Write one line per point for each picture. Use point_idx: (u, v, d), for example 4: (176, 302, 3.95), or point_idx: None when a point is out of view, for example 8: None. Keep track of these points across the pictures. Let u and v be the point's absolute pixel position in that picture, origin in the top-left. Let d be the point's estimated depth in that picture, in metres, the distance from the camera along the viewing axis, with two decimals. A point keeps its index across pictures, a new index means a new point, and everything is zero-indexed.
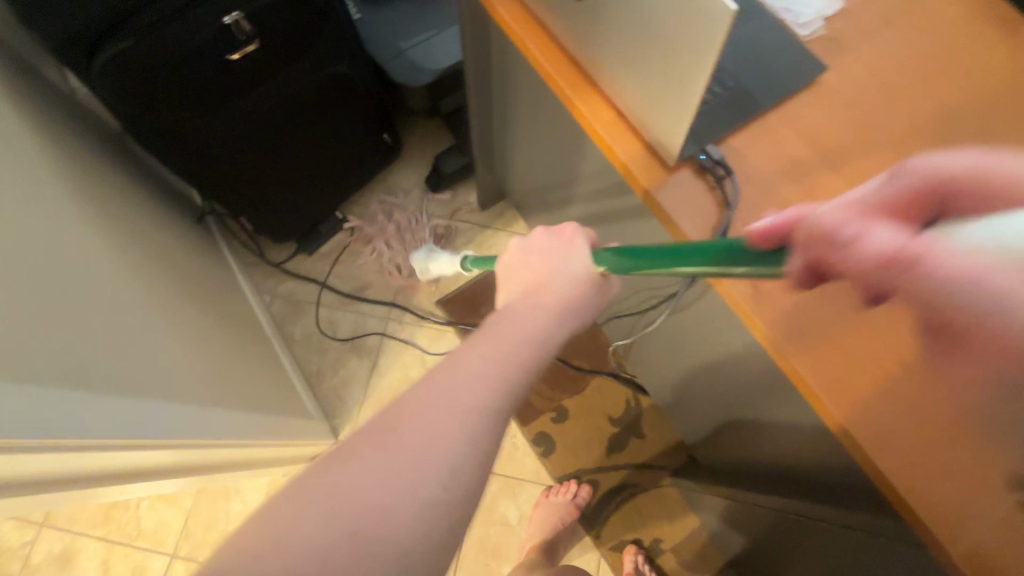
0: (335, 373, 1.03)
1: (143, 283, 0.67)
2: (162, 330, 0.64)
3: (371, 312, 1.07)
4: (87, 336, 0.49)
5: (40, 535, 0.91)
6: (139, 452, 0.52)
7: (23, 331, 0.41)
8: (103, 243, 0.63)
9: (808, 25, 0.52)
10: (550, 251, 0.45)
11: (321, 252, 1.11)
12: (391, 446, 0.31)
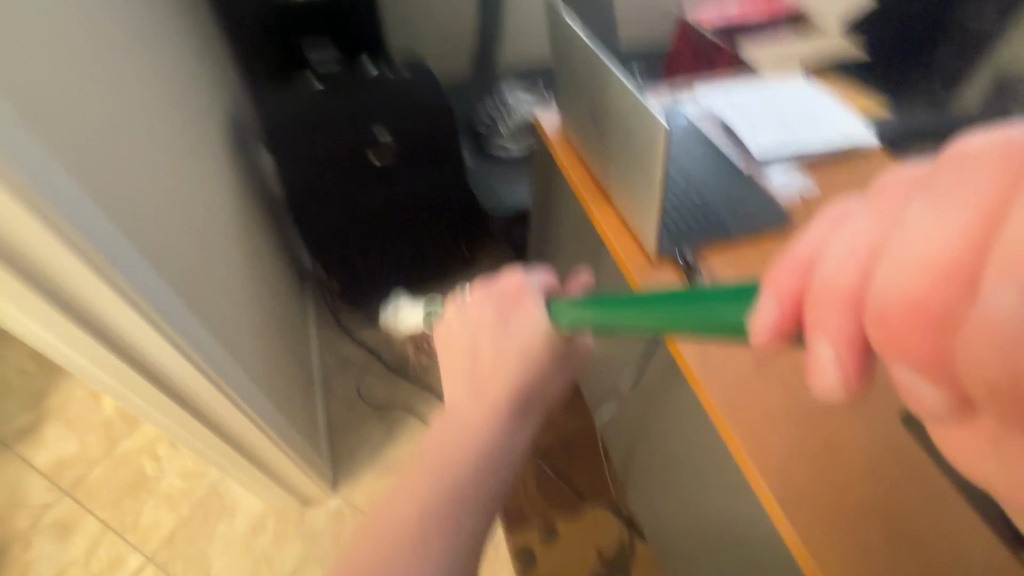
0: (356, 431, 1.11)
1: (249, 287, 0.87)
2: (247, 320, 0.81)
3: (406, 387, 1.18)
4: (205, 287, 0.67)
5: (58, 503, 1.00)
6: (193, 389, 0.65)
7: (175, 256, 0.59)
8: (238, 251, 0.86)
9: (785, 193, 0.67)
10: (491, 322, 0.48)
11: (383, 329, 1.29)
12: (395, 514, 0.42)
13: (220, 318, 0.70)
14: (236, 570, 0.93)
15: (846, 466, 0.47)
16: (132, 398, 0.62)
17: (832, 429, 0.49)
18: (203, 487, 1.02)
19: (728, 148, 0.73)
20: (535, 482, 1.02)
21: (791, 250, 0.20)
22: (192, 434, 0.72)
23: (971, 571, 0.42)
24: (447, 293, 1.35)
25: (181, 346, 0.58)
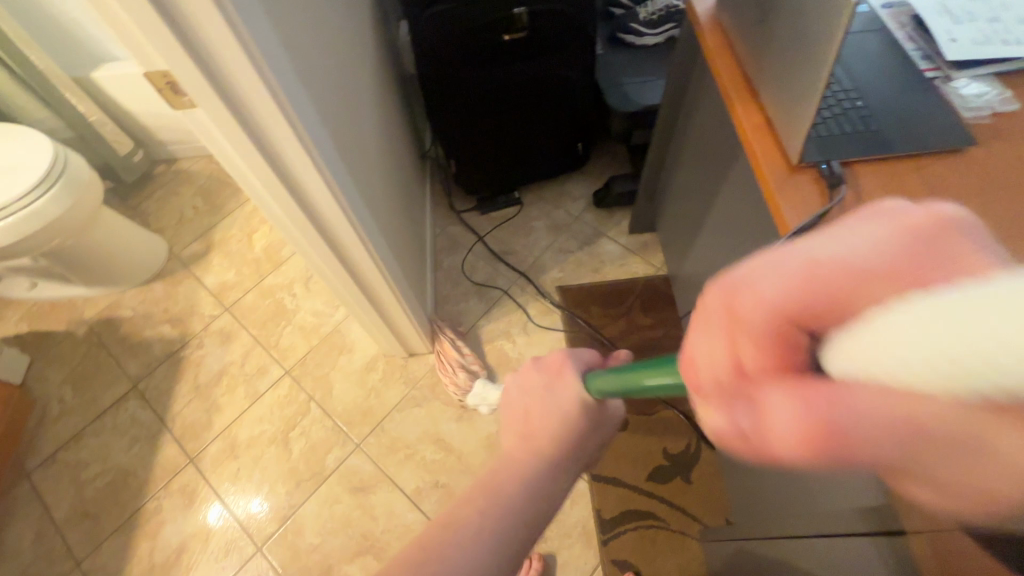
0: (455, 304, 1.21)
1: (379, 151, 0.94)
2: (375, 181, 0.88)
3: (504, 272, 1.25)
4: (347, 141, 0.73)
5: (221, 316, 1.23)
6: (334, 229, 0.75)
7: (326, 107, 0.65)
8: (373, 115, 0.91)
9: (975, 111, 0.58)
10: (542, 385, 0.59)
11: (490, 216, 1.34)
12: (450, 546, 0.48)
13: (357, 173, 0.77)
14: (350, 396, 1.10)
15: None
16: (287, 228, 0.73)
17: None
18: (329, 326, 1.19)
19: (916, 53, 0.62)
20: None
21: (721, 279, 0.22)
22: (327, 269, 0.85)
23: None
24: (554, 190, 1.35)
25: (330, 188, 0.66)
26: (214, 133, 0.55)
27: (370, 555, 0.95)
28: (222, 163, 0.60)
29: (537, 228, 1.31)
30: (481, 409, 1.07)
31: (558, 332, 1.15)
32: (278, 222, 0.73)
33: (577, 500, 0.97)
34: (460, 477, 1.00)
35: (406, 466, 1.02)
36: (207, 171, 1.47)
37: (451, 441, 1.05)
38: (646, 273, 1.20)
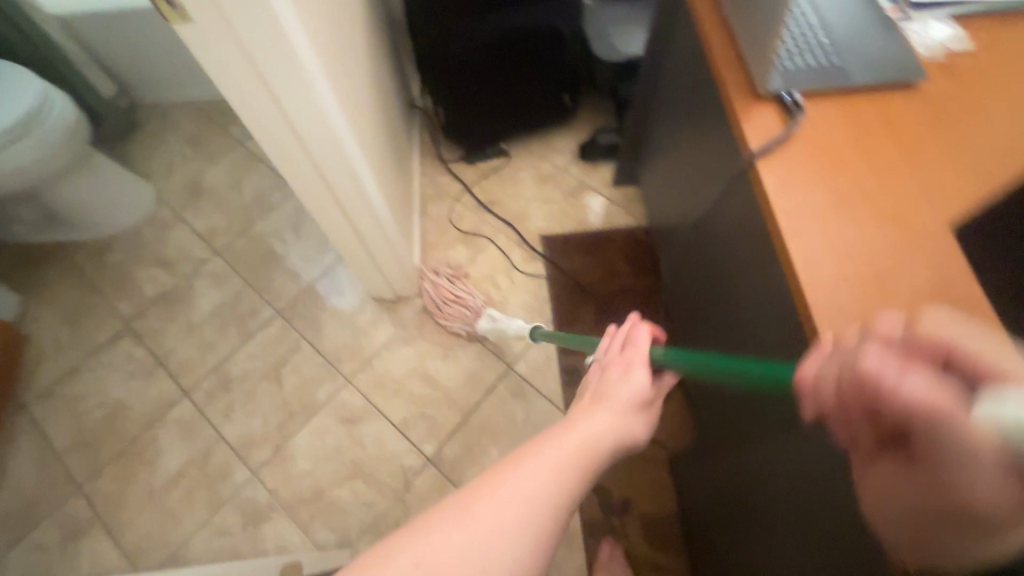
0: (442, 250, 1.24)
1: (367, 79, 0.99)
2: (363, 100, 0.94)
3: (490, 220, 1.28)
4: (335, 70, 0.79)
5: (211, 260, 1.25)
6: (324, 159, 0.83)
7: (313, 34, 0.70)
8: (357, 37, 0.96)
9: (910, 71, 0.59)
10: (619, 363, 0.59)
11: (477, 166, 1.36)
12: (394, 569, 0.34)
13: (345, 94, 0.83)
14: (340, 335, 1.15)
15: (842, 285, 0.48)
16: (287, 153, 0.81)
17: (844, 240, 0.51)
18: (317, 271, 1.23)
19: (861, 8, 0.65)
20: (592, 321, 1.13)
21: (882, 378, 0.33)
22: (328, 195, 0.92)
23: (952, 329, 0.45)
24: (541, 142, 1.38)
25: (321, 106, 0.74)
26: (210, 48, 0.64)
27: (360, 479, 1.01)
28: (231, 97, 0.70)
29: (521, 179, 1.33)
30: (465, 349, 1.12)
31: (541, 278, 1.20)
32: (273, 148, 0.80)
33: None
34: (445, 409, 1.06)
35: (395, 399, 1.08)
36: (194, 118, 1.48)
37: (438, 377, 1.10)
38: (628, 227, 1.25)
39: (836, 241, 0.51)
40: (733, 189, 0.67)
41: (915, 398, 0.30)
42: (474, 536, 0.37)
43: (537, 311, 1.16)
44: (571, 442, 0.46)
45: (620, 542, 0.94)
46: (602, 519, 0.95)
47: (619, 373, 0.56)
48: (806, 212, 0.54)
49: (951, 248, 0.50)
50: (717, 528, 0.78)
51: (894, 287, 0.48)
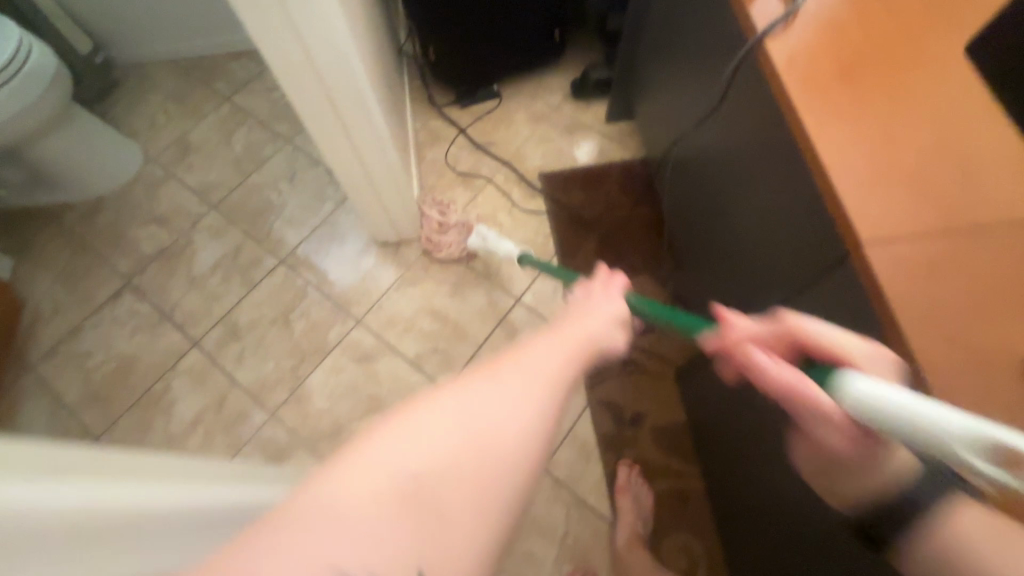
0: (441, 192, 1.25)
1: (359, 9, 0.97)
2: (357, 28, 0.93)
3: (487, 161, 1.28)
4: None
5: (207, 214, 1.24)
6: (326, 71, 0.85)
7: None
8: None
9: None
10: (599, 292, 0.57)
11: (470, 110, 1.36)
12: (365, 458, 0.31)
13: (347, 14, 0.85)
14: (346, 279, 1.15)
15: (850, 146, 0.52)
16: (290, 65, 0.82)
17: (849, 108, 0.54)
18: (318, 219, 1.22)
19: None
20: (595, 251, 1.16)
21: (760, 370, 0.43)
22: (334, 122, 0.94)
23: (950, 178, 0.49)
24: (533, 82, 1.38)
25: (328, 18, 0.77)
26: None
27: (379, 413, 1.03)
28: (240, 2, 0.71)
29: (516, 120, 1.33)
30: (472, 285, 1.13)
31: (542, 214, 1.21)
32: (274, 57, 0.81)
33: None
34: (457, 342, 1.08)
35: (407, 336, 1.09)
36: (175, 75, 1.44)
37: (447, 313, 1.11)
38: (624, 160, 1.26)
39: (842, 108, 0.54)
40: (734, 85, 0.69)
41: (787, 382, 0.41)
42: (470, 421, 0.34)
43: (540, 245, 1.17)
44: (562, 341, 0.43)
45: (635, 452, 0.98)
46: (616, 434, 0.99)
47: (603, 298, 0.55)
48: (814, 84, 0.56)
49: (950, 106, 0.53)
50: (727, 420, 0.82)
51: (897, 145, 0.52)
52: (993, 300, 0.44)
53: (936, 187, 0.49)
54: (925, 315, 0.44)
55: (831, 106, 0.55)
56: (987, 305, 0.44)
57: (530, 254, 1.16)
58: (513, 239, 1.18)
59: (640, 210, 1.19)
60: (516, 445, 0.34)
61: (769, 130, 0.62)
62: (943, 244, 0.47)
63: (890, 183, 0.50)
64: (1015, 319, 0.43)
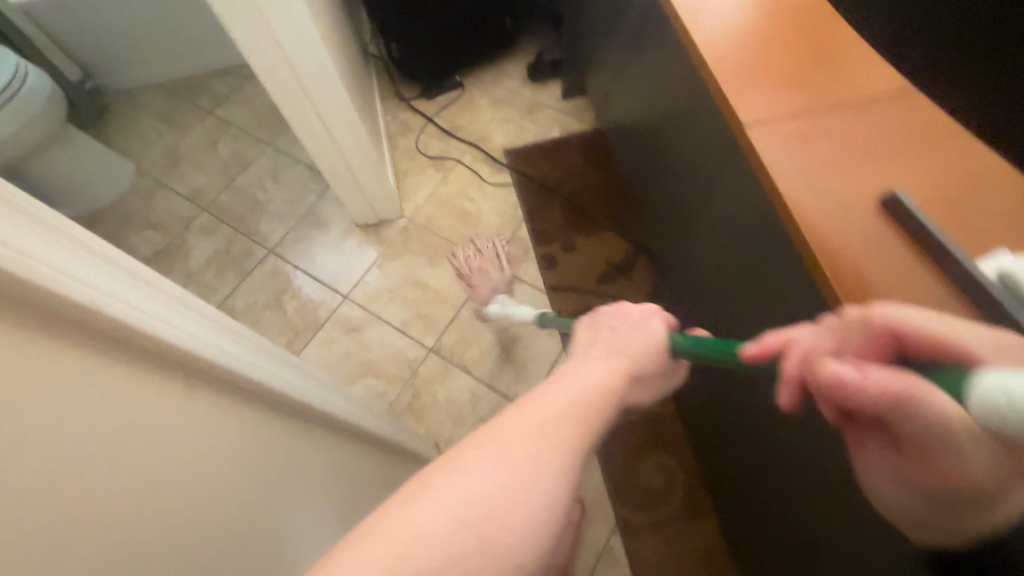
0: (415, 175, 1.33)
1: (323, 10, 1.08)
2: (322, 25, 1.04)
3: (455, 144, 1.37)
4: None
5: (199, 215, 1.33)
6: (297, 58, 0.93)
7: None
8: None
9: None
10: (629, 318, 0.48)
11: (436, 101, 1.46)
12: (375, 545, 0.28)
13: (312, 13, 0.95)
14: (332, 261, 1.24)
15: (739, 58, 0.63)
16: (263, 50, 0.90)
17: (738, 30, 0.65)
18: (302, 210, 1.31)
19: None
20: (560, 213, 1.24)
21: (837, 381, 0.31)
22: (311, 114, 1.03)
23: (821, 71, 0.59)
24: (492, 71, 1.49)
25: (297, 12, 0.86)
26: None
27: (371, 376, 1.10)
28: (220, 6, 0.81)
29: (479, 105, 1.44)
30: (449, 255, 1.22)
31: (509, 185, 1.30)
32: (247, 44, 0.89)
33: (541, 309, 1.15)
34: (439, 306, 1.16)
35: (392, 305, 1.17)
36: (160, 95, 1.54)
37: (428, 282, 1.19)
38: (581, 131, 1.36)
39: (731, 31, 0.65)
40: (654, 36, 0.81)
41: (885, 393, 0.29)
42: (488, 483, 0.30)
43: (509, 213, 1.26)
44: (578, 391, 0.37)
45: None
46: None
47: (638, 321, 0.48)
48: (708, 18, 0.67)
49: (817, 21, 0.64)
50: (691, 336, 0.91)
51: (778, 53, 0.62)
52: (862, 156, 0.53)
53: (811, 78, 0.59)
54: (796, 172, 0.53)
55: (722, 30, 0.65)
56: (846, 156, 0.53)
57: (501, 222, 1.25)
58: (485, 209, 1.27)
59: (599, 173, 1.29)
60: (536, 534, 0.30)
61: (682, 66, 0.73)
62: (818, 119, 0.56)
63: (772, 81, 0.60)
64: (880, 168, 0.51)
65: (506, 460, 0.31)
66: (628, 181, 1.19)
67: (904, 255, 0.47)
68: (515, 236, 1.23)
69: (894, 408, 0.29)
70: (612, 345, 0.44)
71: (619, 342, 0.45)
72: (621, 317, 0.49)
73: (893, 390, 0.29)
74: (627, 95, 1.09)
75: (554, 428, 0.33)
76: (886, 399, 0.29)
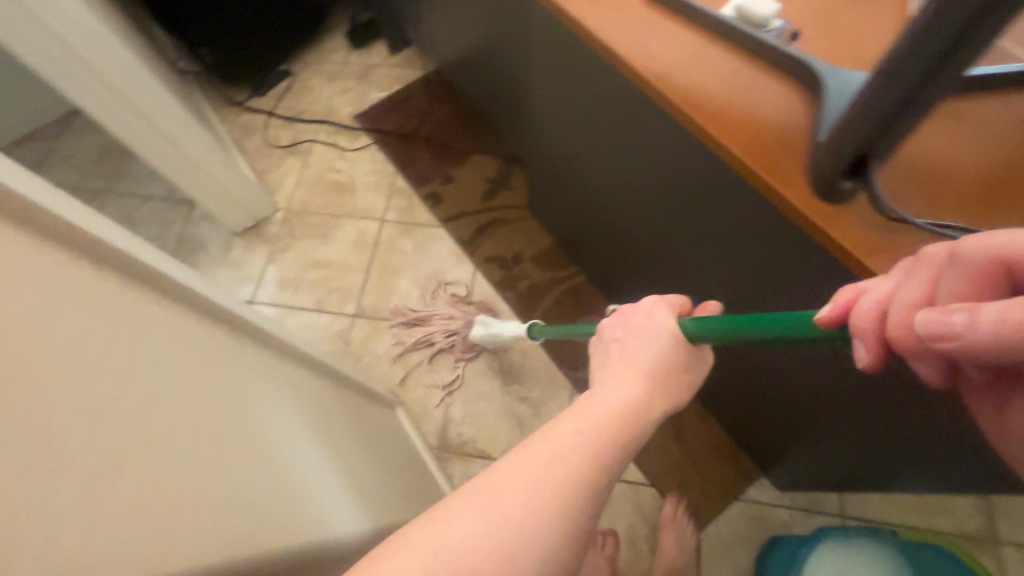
0: (276, 169, 1.32)
1: (118, 27, 1.03)
2: (126, 42, 0.99)
3: (304, 127, 1.37)
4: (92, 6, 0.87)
5: None
6: (117, 78, 0.89)
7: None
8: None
9: None
10: (634, 325, 0.49)
11: (269, 95, 1.44)
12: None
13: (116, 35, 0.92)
14: (223, 274, 1.20)
15: None
16: (70, 73, 0.83)
17: None
18: (171, 239, 1.25)
19: None
20: (427, 153, 1.29)
21: (950, 324, 0.24)
22: (153, 136, 0.99)
23: None
24: (315, 51, 1.48)
25: (110, 41, 0.85)
26: None
27: None
28: (18, 45, 0.76)
29: (314, 85, 1.43)
30: (339, 227, 1.23)
31: (371, 147, 1.32)
32: (48, 71, 0.81)
33: (442, 240, 1.19)
34: (346, 276, 1.17)
35: (301, 292, 1.17)
36: None
37: (327, 260, 1.20)
38: (420, 77, 1.41)
39: None
40: None
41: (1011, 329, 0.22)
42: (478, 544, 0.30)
43: (381, 171, 1.29)
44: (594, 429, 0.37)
45: (529, 280, 1.13)
46: (509, 272, 1.14)
47: (642, 326, 0.48)
48: None
49: None
50: (578, 201, 1.01)
51: None
52: None
53: None
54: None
55: None
56: None
57: (377, 181, 1.28)
58: (356, 174, 1.28)
59: (449, 108, 1.35)
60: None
61: None
62: None
63: None
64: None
65: (495, 503, 0.32)
66: (478, 102, 1.26)
67: (678, 32, 0.59)
68: (394, 188, 1.26)
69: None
70: (621, 358, 0.46)
71: (630, 360, 0.45)
72: (632, 329, 0.49)
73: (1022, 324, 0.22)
74: (451, 18, 1.15)
75: (565, 472, 0.34)
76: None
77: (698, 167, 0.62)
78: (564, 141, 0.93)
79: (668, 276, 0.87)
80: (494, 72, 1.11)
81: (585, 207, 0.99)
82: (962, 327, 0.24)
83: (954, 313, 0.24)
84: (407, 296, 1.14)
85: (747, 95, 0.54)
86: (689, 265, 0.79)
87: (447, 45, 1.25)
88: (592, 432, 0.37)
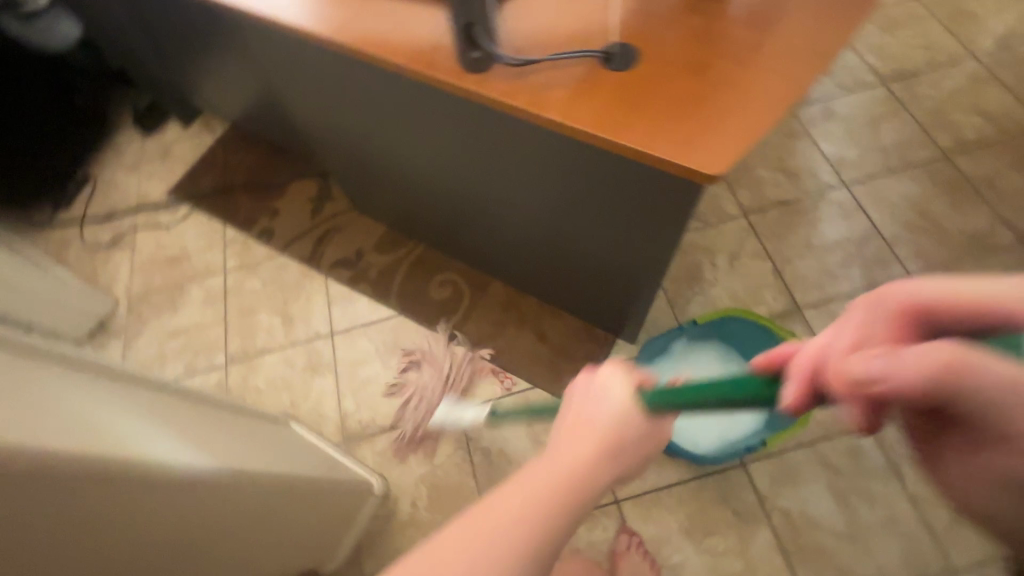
0: (105, 266, 1.31)
1: None
2: None
3: (120, 219, 1.38)
4: None
5: None
6: None
7: None
8: None
9: None
10: (589, 401, 0.43)
11: (74, 204, 1.43)
12: None
13: None
14: None
15: None
16: None
17: None
18: None
19: None
20: (245, 198, 1.35)
21: (858, 366, 0.28)
22: None
23: None
24: (107, 150, 1.50)
25: None
26: None
27: None
28: None
29: (117, 180, 1.45)
30: (185, 293, 1.25)
31: (192, 212, 1.36)
32: None
33: (286, 266, 1.25)
34: (205, 332, 1.20)
35: (167, 364, 1.18)
36: None
37: (183, 326, 1.22)
38: (217, 137, 1.47)
39: None
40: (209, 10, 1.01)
41: (919, 375, 0.25)
42: None
43: (209, 229, 1.33)
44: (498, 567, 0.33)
45: (375, 267, 1.22)
46: (355, 268, 1.23)
47: (594, 408, 0.42)
48: None
49: None
50: (381, 180, 1.12)
51: None
52: None
53: None
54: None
55: None
56: None
57: (208, 239, 1.31)
58: (186, 241, 1.31)
59: (253, 154, 1.42)
60: None
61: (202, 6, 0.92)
62: None
63: None
64: None
65: None
66: (275, 138, 1.35)
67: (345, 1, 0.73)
68: (226, 239, 1.30)
69: (949, 391, 0.25)
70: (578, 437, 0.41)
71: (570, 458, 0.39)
72: (592, 411, 0.42)
73: (925, 366, 0.25)
74: (215, 74, 1.24)
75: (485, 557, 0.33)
76: (939, 382, 0.25)
77: (424, 94, 0.79)
78: (343, 132, 1.04)
79: (467, 204, 1.00)
80: (271, 104, 1.21)
81: (388, 182, 1.11)
82: (875, 371, 0.27)
83: (857, 363, 0.28)
84: (271, 326, 1.19)
85: (406, 26, 0.69)
86: (471, 183, 0.93)
87: (224, 100, 1.33)
88: (531, 507, 0.36)
